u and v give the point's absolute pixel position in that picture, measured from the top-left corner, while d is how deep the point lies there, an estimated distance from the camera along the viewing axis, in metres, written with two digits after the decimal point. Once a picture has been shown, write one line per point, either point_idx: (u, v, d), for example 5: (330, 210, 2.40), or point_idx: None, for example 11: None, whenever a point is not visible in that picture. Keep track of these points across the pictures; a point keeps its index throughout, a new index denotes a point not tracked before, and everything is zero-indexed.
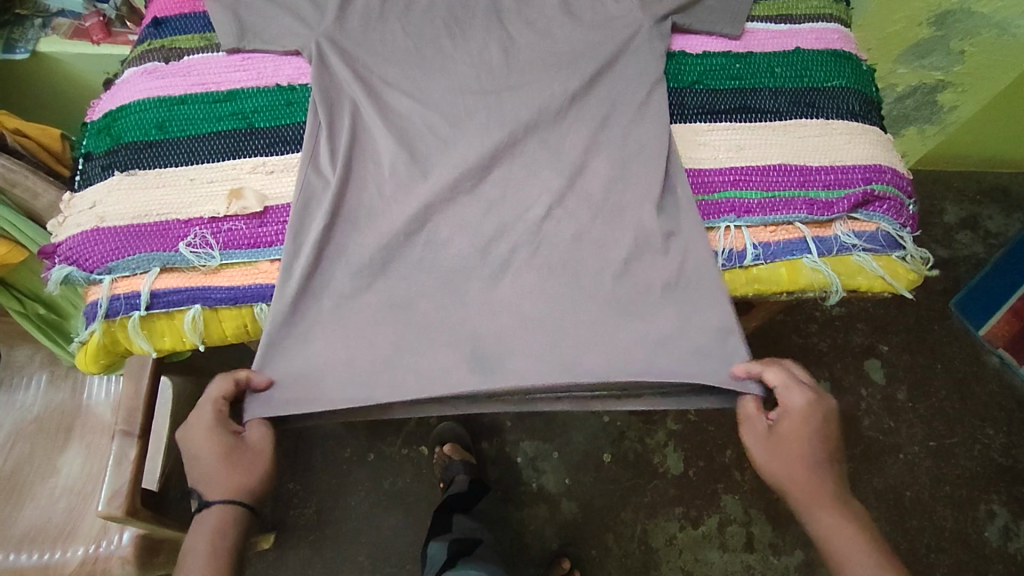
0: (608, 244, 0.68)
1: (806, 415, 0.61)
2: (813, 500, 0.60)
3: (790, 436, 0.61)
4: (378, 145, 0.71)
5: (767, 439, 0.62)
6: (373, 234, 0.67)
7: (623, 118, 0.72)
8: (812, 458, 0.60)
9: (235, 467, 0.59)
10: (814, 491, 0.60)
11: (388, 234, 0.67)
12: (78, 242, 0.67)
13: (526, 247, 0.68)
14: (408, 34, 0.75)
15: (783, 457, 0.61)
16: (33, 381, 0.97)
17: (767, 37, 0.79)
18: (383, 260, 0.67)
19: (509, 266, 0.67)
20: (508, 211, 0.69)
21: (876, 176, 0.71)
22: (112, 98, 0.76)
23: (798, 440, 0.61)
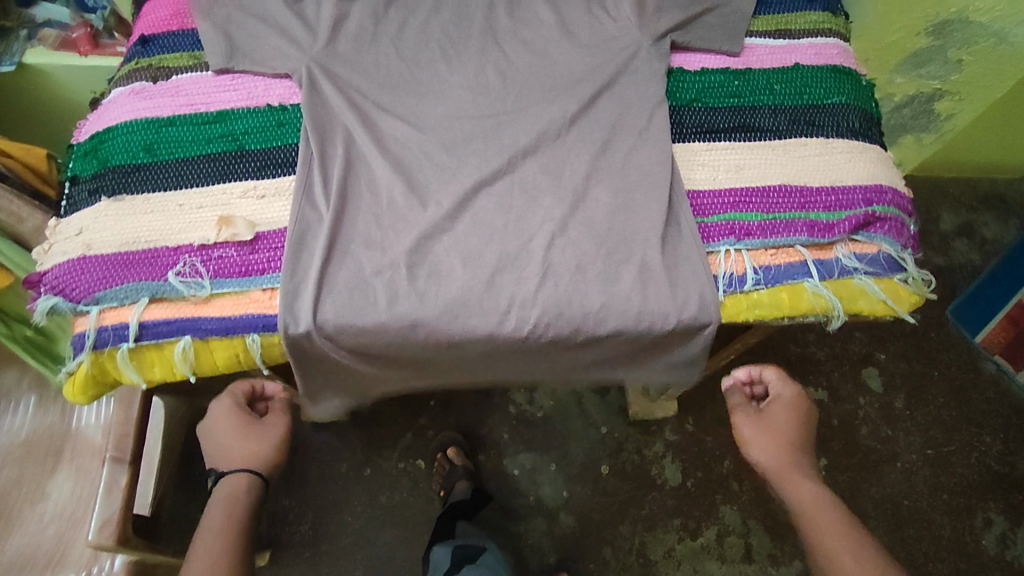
0: (613, 275, 0.66)
1: (792, 406, 0.75)
2: (793, 472, 0.70)
3: (779, 416, 0.74)
4: (373, 173, 0.70)
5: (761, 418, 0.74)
6: (372, 264, 0.66)
7: (623, 140, 0.71)
8: (796, 440, 0.72)
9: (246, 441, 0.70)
10: (794, 464, 0.70)
11: (386, 266, 0.66)
12: (63, 270, 0.65)
13: (531, 279, 0.66)
14: (402, 58, 0.75)
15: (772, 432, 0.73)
16: (21, 405, 1.02)
17: (766, 53, 0.78)
18: (382, 293, 0.65)
19: (514, 299, 0.65)
20: (511, 241, 0.67)
21: (876, 196, 0.70)
22: (98, 120, 0.74)
23: (785, 423, 0.74)
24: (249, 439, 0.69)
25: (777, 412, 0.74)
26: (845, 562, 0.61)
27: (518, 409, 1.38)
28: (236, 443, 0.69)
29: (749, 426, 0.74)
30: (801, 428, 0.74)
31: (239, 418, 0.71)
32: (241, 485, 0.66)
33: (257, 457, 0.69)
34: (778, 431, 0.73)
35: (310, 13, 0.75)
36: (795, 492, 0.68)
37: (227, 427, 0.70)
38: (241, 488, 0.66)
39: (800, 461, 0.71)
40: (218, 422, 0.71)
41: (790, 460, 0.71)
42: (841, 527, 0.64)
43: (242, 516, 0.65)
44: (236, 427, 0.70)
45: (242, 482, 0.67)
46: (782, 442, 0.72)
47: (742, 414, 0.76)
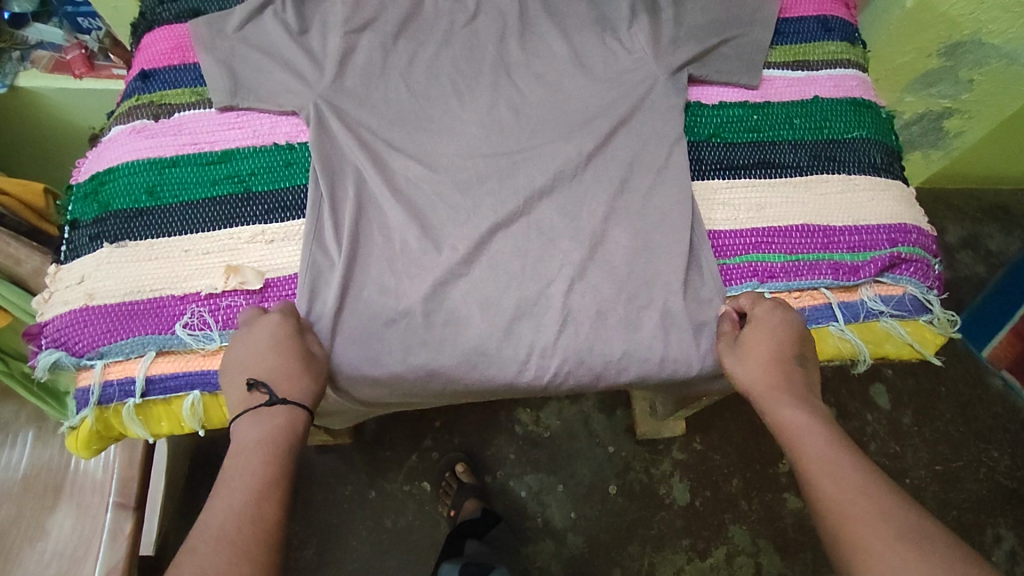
0: (634, 319, 0.65)
1: (775, 328, 0.62)
2: (778, 396, 0.57)
3: (757, 337, 0.61)
4: (386, 215, 0.68)
5: (737, 344, 0.62)
6: (387, 313, 0.64)
7: (642, 179, 0.69)
8: (778, 362, 0.59)
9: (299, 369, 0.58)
10: (777, 390, 0.58)
11: (400, 313, 0.64)
12: (66, 323, 0.63)
13: (550, 325, 0.64)
14: (412, 93, 0.73)
15: (751, 358, 0.60)
16: (20, 440, 0.99)
17: (784, 85, 0.77)
18: (399, 342, 0.64)
19: (533, 347, 0.64)
20: (530, 287, 0.65)
21: (901, 236, 0.69)
22: (98, 160, 0.72)
23: (767, 347, 0.60)
24: (300, 368, 0.58)
25: (755, 334, 0.62)
26: (832, 498, 0.49)
27: (524, 429, 1.36)
28: (290, 369, 0.58)
29: (730, 356, 0.62)
30: (786, 346, 0.61)
31: (290, 343, 0.59)
32: (289, 418, 0.56)
33: (305, 391, 0.58)
34: (759, 354, 0.60)
35: (317, 47, 0.73)
36: (784, 421, 0.56)
37: (279, 349, 0.58)
38: (293, 423, 0.56)
39: (785, 386, 0.58)
40: (249, 336, 0.59)
41: (774, 387, 0.58)
42: (823, 456, 0.52)
43: (291, 457, 0.53)
44: (290, 353, 0.58)
45: (291, 415, 0.56)
46: (766, 365, 0.59)
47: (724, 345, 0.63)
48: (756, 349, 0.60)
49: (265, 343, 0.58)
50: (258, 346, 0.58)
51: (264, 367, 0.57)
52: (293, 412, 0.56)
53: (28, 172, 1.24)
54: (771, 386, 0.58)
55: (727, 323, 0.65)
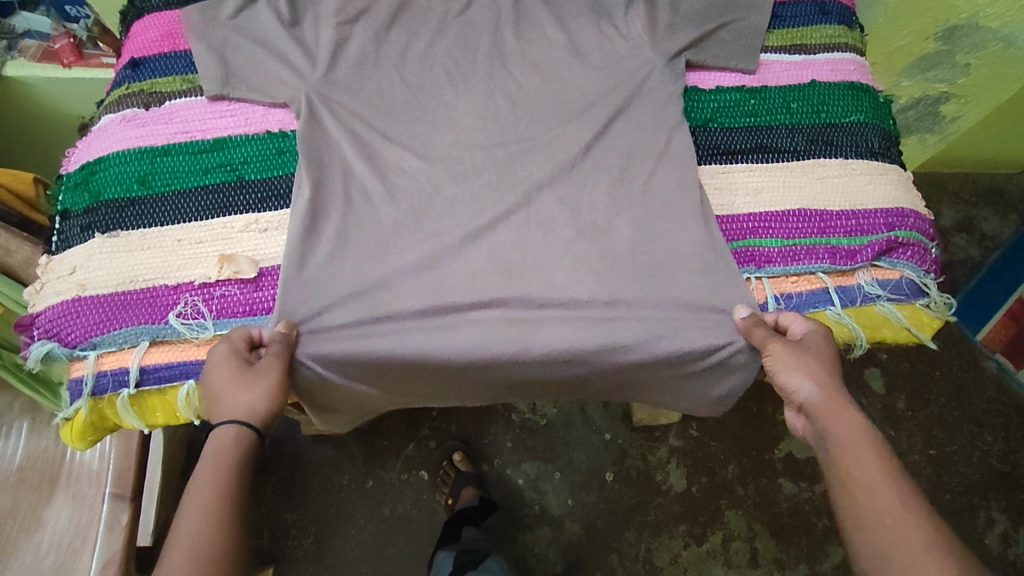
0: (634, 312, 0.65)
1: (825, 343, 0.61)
2: (836, 408, 0.57)
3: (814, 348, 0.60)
4: (379, 208, 0.67)
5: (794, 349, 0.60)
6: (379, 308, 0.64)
7: (641, 167, 0.70)
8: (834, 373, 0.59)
9: (241, 388, 0.56)
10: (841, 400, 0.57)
11: (397, 311, 0.64)
12: (58, 314, 0.62)
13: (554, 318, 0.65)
14: (407, 84, 0.72)
15: (812, 367, 0.59)
16: (15, 430, 0.98)
17: (781, 69, 0.76)
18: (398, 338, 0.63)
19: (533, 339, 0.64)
20: (532, 278, 0.65)
21: (899, 221, 0.69)
22: (89, 149, 0.71)
23: (824, 355, 0.60)
24: (241, 387, 0.56)
25: (813, 343, 0.61)
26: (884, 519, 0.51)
27: (521, 417, 1.36)
28: (226, 392, 0.56)
29: (784, 357, 0.60)
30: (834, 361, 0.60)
31: (235, 365, 0.57)
32: (230, 440, 0.55)
33: (251, 410, 0.56)
34: (817, 365, 0.59)
35: (309, 37, 0.72)
36: (842, 431, 0.56)
37: (218, 377, 0.57)
38: (229, 445, 0.55)
39: (844, 396, 0.58)
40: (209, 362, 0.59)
41: (835, 398, 0.57)
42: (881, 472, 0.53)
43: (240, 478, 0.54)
44: (225, 375, 0.57)
45: (230, 437, 0.55)
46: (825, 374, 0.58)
47: (778, 344, 0.60)
48: (812, 360, 0.59)
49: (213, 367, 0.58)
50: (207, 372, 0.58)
51: (210, 390, 0.58)
52: (235, 430, 0.55)
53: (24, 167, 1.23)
54: (833, 398, 0.57)
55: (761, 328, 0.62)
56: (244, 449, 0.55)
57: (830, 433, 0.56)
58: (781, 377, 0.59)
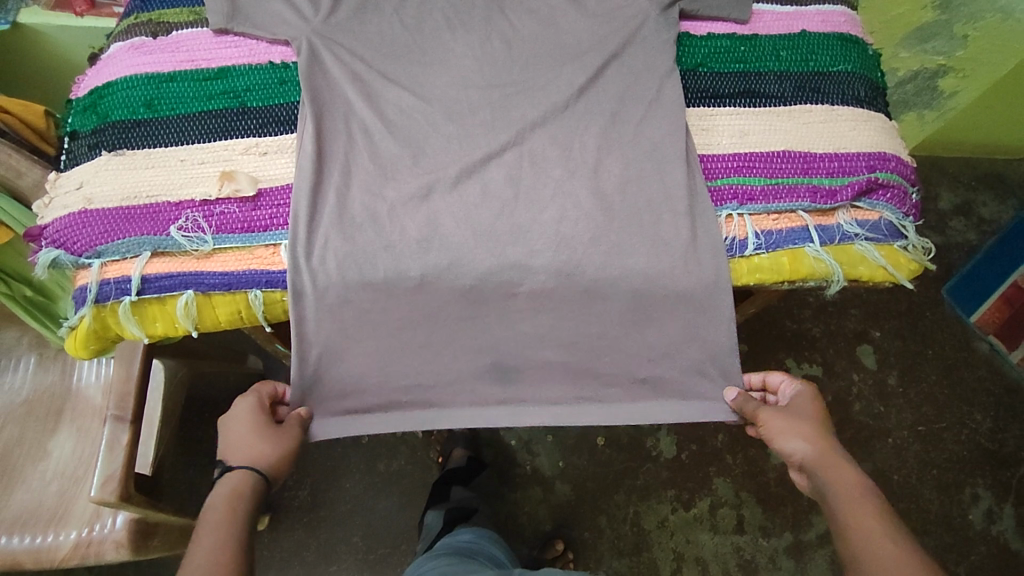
0: (625, 249, 0.67)
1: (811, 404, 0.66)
2: (833, 461, 0.60)
3: (802, 409, 0.64)
4: (376, 144, 0.70)
5: (780, 412, 0.64)
6: (375, 233, 0.65)
7: (633, 112, 0.72)
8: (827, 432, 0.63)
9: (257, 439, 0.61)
10: (833, 457, 0.60)
11: (394, 242, 0.65)
12: (65, 224, 0.65)
13: (547, 253, 0.66)
14: (407, 26, 0.76)
15: (800, 425, 0.63)
16: (21, 363, 1.01)
17: (773, 20, 0.79)
18: (388, 266, 0.65)
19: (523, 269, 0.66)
20: (522, 213, 0.67)
21: (880, 164, 0.70)
22: (98, 75, 0.73)
23: (812, 414, 0.64)
24: (259, 438, 0.61)
25: (800, 404, 0.66)
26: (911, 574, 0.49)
27: None
28: (245, 442, 0.61)
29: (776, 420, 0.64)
30: (825, 421, 0.64)
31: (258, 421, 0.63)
32: (240, 484, 0.59)
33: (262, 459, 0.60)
34: (805, 423, 0.63)
35: None
36: (837, 482, 0.58)
37: (239, 426, 0.62)
38: (242, 486, 0.59)
39: (839, 452, 0.61)
40: (235, 414, 0.64)
41: (830, 452, 0.60)
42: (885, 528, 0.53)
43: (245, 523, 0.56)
44: (246, 425, 0.62)
45: (238, 480, 0.59)
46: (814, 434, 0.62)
47: (767, 411, 0.65)
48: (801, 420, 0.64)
49: (236, 416, 0.63)
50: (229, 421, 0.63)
51: (229, 437, 0.62)
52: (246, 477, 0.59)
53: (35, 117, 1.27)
54: (824, 452, 0.60)
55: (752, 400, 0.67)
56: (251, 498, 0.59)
57: (828, 485, 0.58)
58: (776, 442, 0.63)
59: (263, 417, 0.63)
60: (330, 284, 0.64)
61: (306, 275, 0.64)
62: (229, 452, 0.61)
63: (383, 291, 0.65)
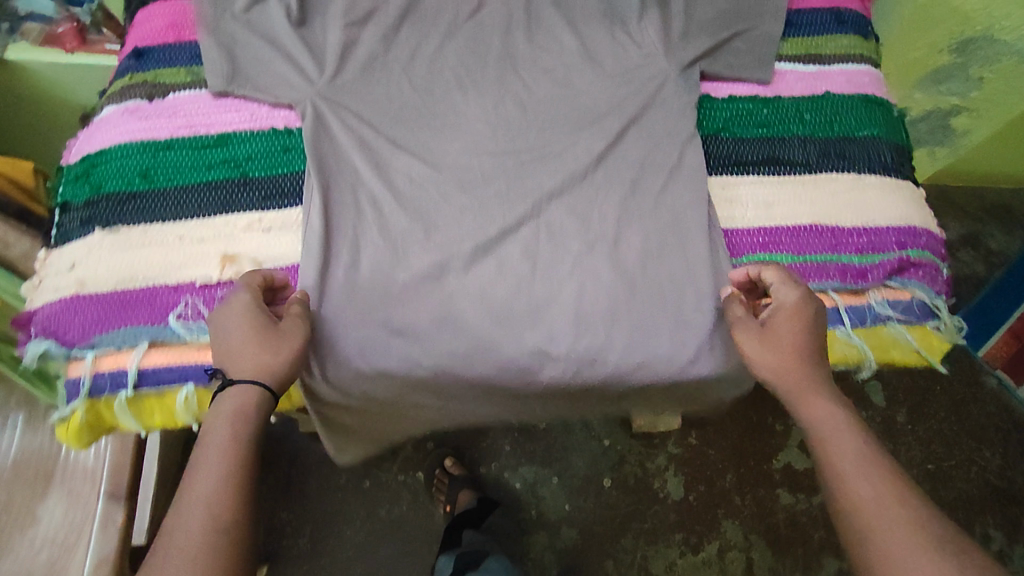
0: (649, 331, 0.63)
1: (798, 316, 0.59)
2: (809, 392, 0.56)
3: (782, 328, 0.58)
4: (386, 216, 0.66)
5: (757, 332, 0.59)
6: (385, 316, 0.62)
7: (654, 179, 0.68)
8: (806, 351, 0.57)
9: (260, 349, 0.55)
10: (809, 380, 0.56)
11: (406, 327, 0.62)
12: (56, 311, 0.61)
13: (567, 336, 0.63)
14: (415, 87, 0.72)
15: (774, 349, 0.57)
16: (10, 423, 0.97)
17: (795, 79, 0.76)
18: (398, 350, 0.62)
19: (546, 353, 0.63)
20: (541, 291, 0.64)
21: (910, 240, 0.68)
22: (90, 140, 0.69)
23: (792, 332, 0.58)
24: (262, 347, 0.55)
25: (782, 318, 0.59)
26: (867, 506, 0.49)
27: None
28: (247, 352, 0.54)
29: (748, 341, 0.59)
30: (809, 337, 0.58)
31: (255, 322, 0.56)
32: (247, 403, 0.52)
33: (269, 372, 0.54)
34: (780, 345, 0.57)
35: (318, 39, 0.73)
36: (817, 422, 0.54)
37: (236, 327, 0.56)
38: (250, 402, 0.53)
39: (813, 382, 0.56)
40: (227, 314, 0.57)
41: (803, 383, 0.56)
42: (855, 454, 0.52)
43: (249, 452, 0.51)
44: (246, 327, 0.56)
45: (246, 399, 0.53)
46: (792, 354, 0.57)
47: (742, 331, 0.59)
48: (777, 341, 0.58)
49: (230, 316, 0.56)
50: (223, 322, 0.56)
51: (223, 346, 0.56)
52: (252, 394, 0.53)
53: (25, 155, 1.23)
54: (797, 381, 0.56)
55: (738, 304, 0.61)
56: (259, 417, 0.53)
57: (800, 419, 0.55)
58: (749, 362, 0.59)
59: (264, 322, 0.56)
60: (339, 375, 0.62)
61: (315, 367, 0.61)
62: (228, 361, 0.55)
63: (394, 379, 0.63)
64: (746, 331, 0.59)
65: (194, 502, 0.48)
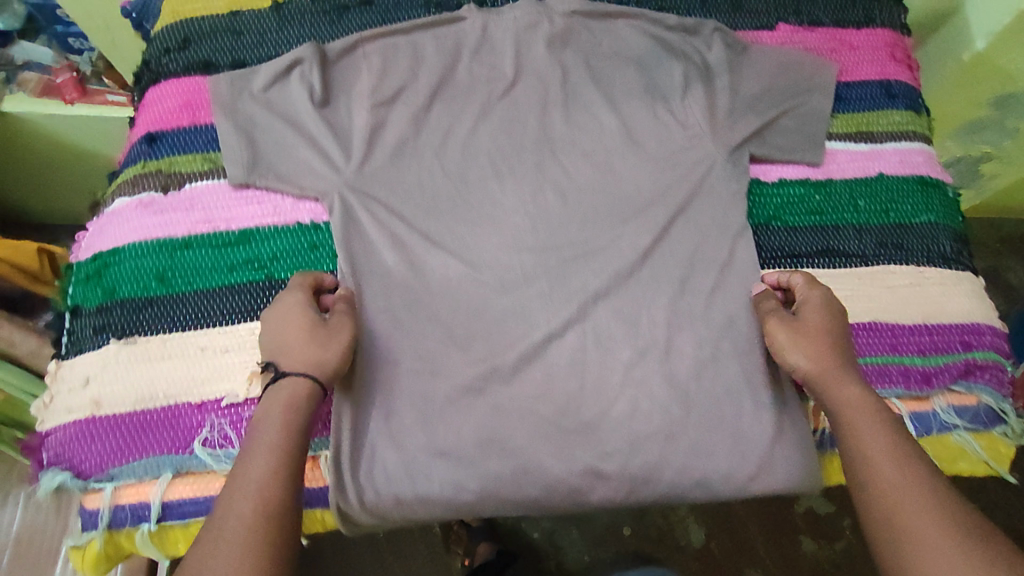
0: (704, 446, 0.60)
1: (827, 310, 0.60)
2: (838, 374, 0.56)
3: (812, 318, 0.59)
4: (422, 322, 0.62)
5: (788, 322, 0.59)
6: (427, 436, 0.58)
7: (704, 278, 0.65)
8: (836, 341, 0.58)
9: (311, 341, 0.55)
10: (837, 365, 0.56)
11: (449, 448, 0.58)
12: (71, 437, 0.57)
13: (618, 455, 0.59)
14: (449, 174, 0.68)
15: (807, 338, 0.58)
16: (9, 503, 0.92)
17: (847, 160, 0.72)
18: (441, 473, 0.58)
19: (595, 472, 0.59)
20: (589, 404, 0.61)
21: (975, 339, 0.65)
22: (101, 235, 0.65)
23: (823, 324, 0.59)
24: (313, 341, 0.55)
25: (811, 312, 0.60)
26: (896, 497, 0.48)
27: None
28: (297, 345, 0.54)
29: (782, 333, 0.59)
30: (838, 331, 0.59)
31: (304, 314, 0.56)
32: (298, 395, 0.52)
33: (319, 364, 0.54)
34: (812, 333, 0.58)
35: (342, 120, 0.68)
36: (842, 399, 0.54)
37: (282, 320, 0.56)
38: (300, 396, 0.52)
39: (845, 367, 0.56)
40: (274, 310, 0.57)
41: (835, 367, 0.56)
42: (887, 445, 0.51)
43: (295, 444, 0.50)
44: (291, 317, 0.56)
45: (295, 391, 0.52)
46: (822, 344, 0.57)
47: (775, 321, 0.60)
48: (809, 331, 0.58)
49: (281, 309, 0.57)
50: (272, 316, 0.57)
51: (273, 338, 0.56)
52: (300, 384, 0.53)
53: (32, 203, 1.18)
54: (830, 367, 0.56)
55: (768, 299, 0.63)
56: (308, 407, 0.53)
57: (831, 400, 0.55)
58: (781, 355, 0.59)
59: (314, 315, 0.57)
60: (378, 501, 0.57)
61: (353, 493, 0.57)
62: (280, 354, 0.55)
63: (437, 506, 0.58)
64: (778, 322, 0.60)
65: (241, 485, 0.47)
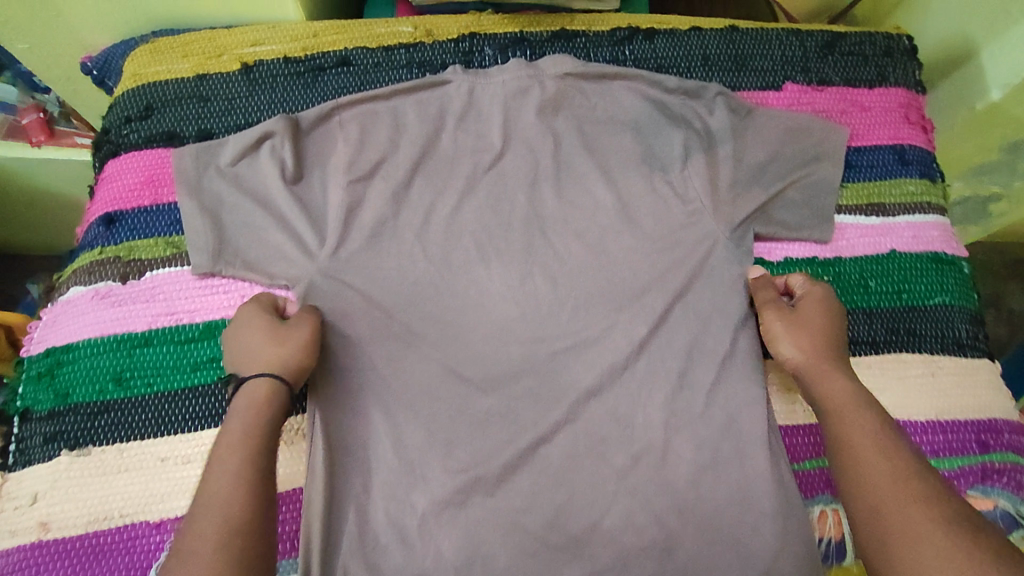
0: (704, 562, 0.56)
1: (823, 306, 0.60)
2: (825, 368, 0.56)
3: (807, 312, 0.60)
4: (401, 426, 0.58)
5: (781, 313, 0.60)
6: (404, 555, 0.54)
7: (704, 372, 0.61)
8: (827, 338, 0.58)
9: (273, 343, 0.54)
10: (826, 359, 0.57)
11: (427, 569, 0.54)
12: (17, 563, 0.52)
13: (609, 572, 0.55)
14: (430, 258, 0.63)
15: (799, 331, 0.58)
16: None
17: (856, 236, 0.68)
18: None
19: None
20: (578, 514, 0.57)
21: (992, 438, 0.61)
22: (54, 329, 0.60)
23: (817, 320, 0.59)
24: (273, 342, 0.54)
25: (807, 308, 0.60)
26: (880, 486, 0.48)
27: None
28: (257, 350, 0.54)
29: (777, 322, 0.60)
30: (830, 329, 0.59)
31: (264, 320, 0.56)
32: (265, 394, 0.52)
33: (283, 362, 0.54)
34: (805, 328, 0.59)
35: (315, 196, 0.63)
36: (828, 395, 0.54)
37: (250, 336, 0.55)
38: (267, 396, 0.52)
39: (833, 360, 0.57)
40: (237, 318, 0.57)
41: (823, 359, 0.57)
42: (868, 444, 0.50)
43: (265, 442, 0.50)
44: (261, 336, 0.55)
45: (263, 392, 0.52)
46: (817, 338, 0.58)
47: (769, 311, 0.60)
48: (803, 326, 0.59)
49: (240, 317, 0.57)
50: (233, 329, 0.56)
51: (237, 348, 0.55)
52: (268, 384, 0.53)
53: (28, 250, 1.09)
54: (818, 362, 0.57)
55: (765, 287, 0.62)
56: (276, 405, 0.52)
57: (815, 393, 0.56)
58: (771, 346, 0.60)
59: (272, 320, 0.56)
60: None
61: None
62: (241, 363, 0.55)
63: None
64: (771, 312, 0.60)
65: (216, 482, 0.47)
